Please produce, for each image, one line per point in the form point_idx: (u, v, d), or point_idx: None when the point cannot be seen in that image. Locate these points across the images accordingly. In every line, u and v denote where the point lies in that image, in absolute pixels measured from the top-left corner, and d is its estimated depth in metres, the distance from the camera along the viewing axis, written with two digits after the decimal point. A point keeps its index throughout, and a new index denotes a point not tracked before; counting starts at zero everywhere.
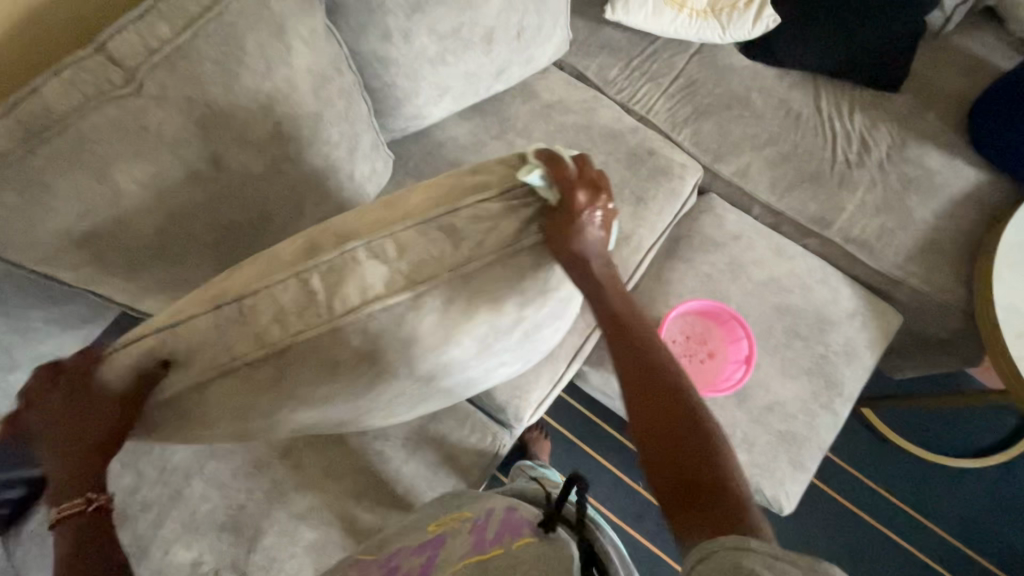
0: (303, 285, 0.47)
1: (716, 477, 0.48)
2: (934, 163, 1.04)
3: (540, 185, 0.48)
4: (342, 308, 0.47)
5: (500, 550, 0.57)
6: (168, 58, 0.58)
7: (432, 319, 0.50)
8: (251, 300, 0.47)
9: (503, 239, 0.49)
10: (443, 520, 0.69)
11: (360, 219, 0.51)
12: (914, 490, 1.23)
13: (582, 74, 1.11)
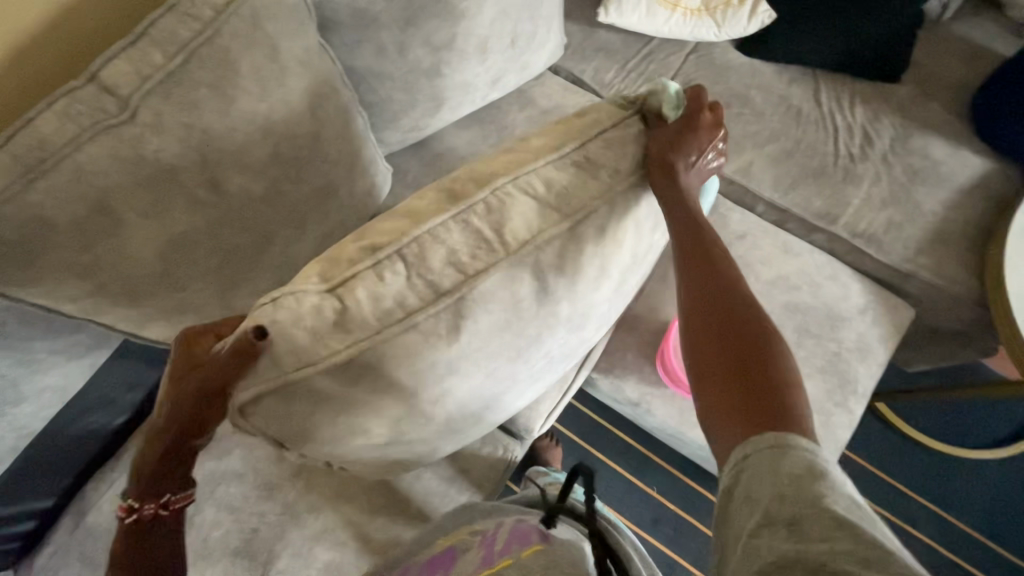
0: (468, 226, 0.51)
1: (776, 358, 0.50)
2: (939, 153, 1.03)
3: (667, 103, 0.61)
4: (515, 239, 0.51)
5: (508, 561, 0.59)
6: (162, 84, 0.57)
7: (536, 274, 0.53)
8: (414, 245, 0.49)
9: (632, 165, 0.58)
10: (454, 534, 0.68)
11: (491, 164, 0.56)
12: (933, 484, 1.21)
13: (578, 78, 1.10)
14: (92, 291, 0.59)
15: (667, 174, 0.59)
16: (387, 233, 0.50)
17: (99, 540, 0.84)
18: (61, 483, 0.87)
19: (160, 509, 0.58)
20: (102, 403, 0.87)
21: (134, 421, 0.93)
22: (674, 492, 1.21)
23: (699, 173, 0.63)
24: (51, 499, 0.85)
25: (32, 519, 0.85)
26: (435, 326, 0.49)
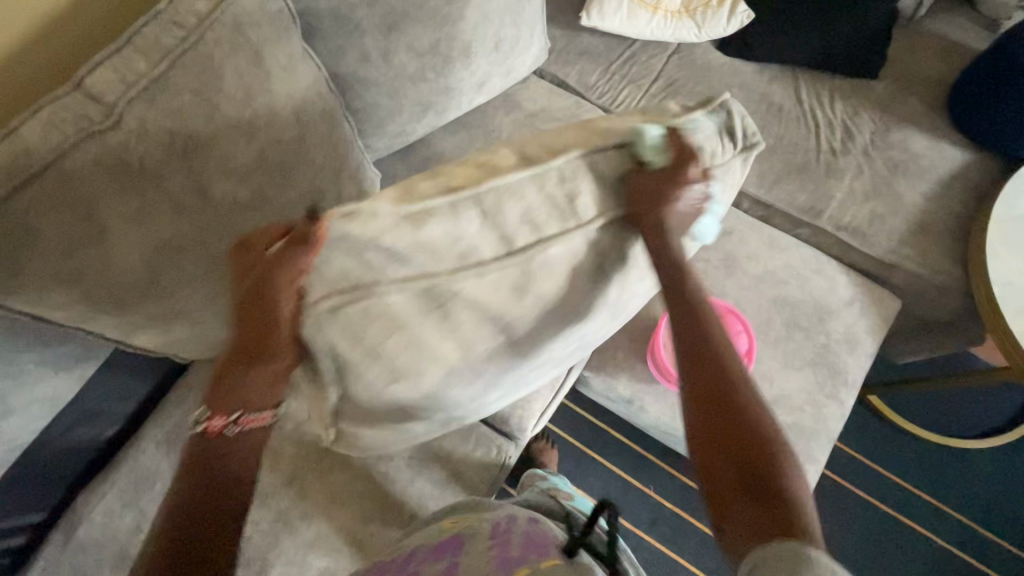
0: (550, 189, 0.50)
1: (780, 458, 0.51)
2: (918, 146, 1.05)
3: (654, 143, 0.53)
4: (580, 208, 0.51)
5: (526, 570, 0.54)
6: (146, 91, 0.58)
7: (598, 241, 0.54)
8: (495, 192, 0.48)
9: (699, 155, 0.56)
10: (457, 524, 0.68)
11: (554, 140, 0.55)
12: (928, 475, 1.21)
13: (563, 81, 1.12)
14: (78, 298, 0.59)
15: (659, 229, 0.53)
16: (462, 177, 0.50)
17: (90, 553, 0.83)
18: (52, 498, 0.87)
19: (229, 425, 0.52)
20: (91, 415, 0.86)
21: (125, 432, 0.93)
22: (671, 491, 1.21)
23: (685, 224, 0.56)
24: (43, 513, 0.86)
25: (22, 534, 0.85)
26: (500, 277, 0.50)
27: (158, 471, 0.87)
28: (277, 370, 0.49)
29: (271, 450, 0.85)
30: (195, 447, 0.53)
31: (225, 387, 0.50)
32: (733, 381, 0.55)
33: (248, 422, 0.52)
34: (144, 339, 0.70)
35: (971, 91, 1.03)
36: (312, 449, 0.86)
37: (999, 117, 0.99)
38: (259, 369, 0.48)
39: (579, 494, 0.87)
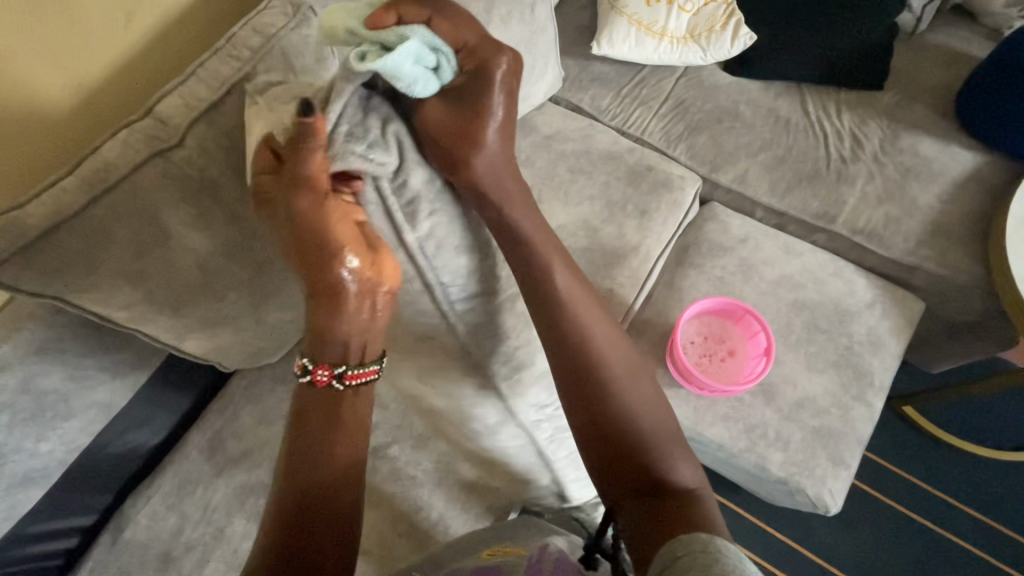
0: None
1: (648, 437, 0.59)
2: (929, 150, 1.07)
3: (414, 77, 0.52)
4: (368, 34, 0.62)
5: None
6: (206, 114, 0.66)
7: None
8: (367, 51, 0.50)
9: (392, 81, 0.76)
10: (495, 552, 0.64)
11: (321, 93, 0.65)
12: (972, 488, 1.17)
13: (578, 106, 1.19)
14: (141, 299, 0.66)
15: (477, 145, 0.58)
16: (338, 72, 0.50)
17: (135, 555, 0.86)
18: (102, 502, 0.90)
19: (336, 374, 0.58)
20: (138, 422, 0.89)
21: (168, 443, 0.96)
22: None
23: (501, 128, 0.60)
24: (94, 515, 0.90)
25: (74, 537, 0.88)
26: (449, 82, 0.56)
27: (201, 476, 0.91)
28: (368, 315, 0.55)
29: None
30: (315, 397, 0.59)
31: (322, 343, 0.57)
32: (607, 387, 0.60)
33: (352, 379, 0.58)
34: (193, 344, 0.76)
35: (980, 98, 1.04)
36: None
37: (1010, 119, 1.01)
38: (350, 311, 0.54)
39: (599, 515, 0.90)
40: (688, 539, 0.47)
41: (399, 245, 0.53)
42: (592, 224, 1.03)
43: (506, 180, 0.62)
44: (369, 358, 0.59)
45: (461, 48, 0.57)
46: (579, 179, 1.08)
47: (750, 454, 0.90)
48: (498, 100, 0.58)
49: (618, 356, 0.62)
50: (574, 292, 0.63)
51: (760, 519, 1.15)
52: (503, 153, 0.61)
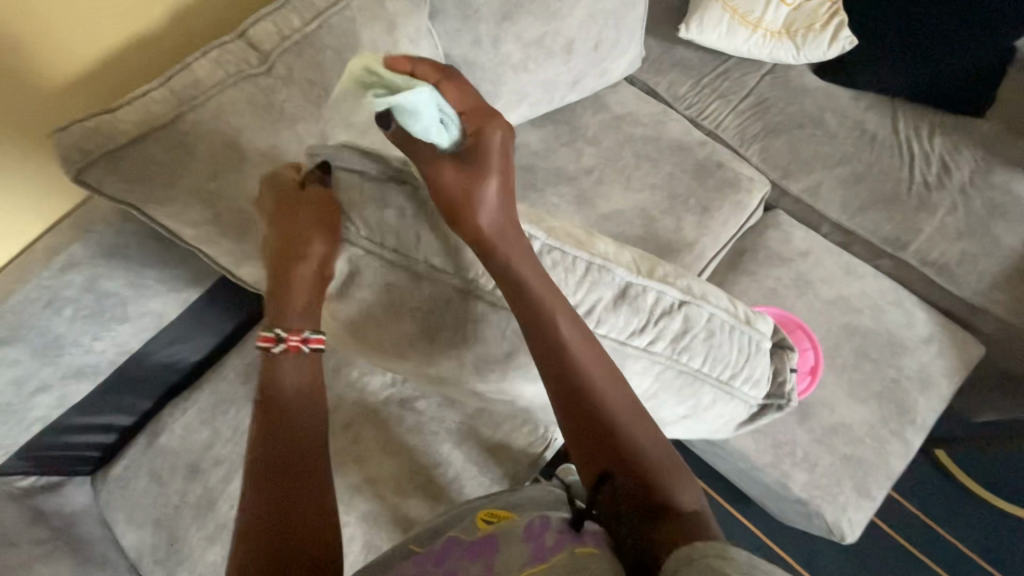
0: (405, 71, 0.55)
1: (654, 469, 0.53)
2: (1022, 190, 1.00)
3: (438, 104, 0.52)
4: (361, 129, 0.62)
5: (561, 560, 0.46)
6: (297, 44, 0.67)
7: None
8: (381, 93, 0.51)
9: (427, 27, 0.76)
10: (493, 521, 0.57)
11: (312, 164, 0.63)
12: (993, 544, 1.13)
13: (653, 90, 1.16)
14: (209, 219, 0.66)
15: (473, 202, 0.55)
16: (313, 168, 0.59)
17: (167, 460, 0.91)
18: (142, 406, 0.95)
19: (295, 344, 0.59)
20: (184, 337, 0.92)
21: (208, 361, 0.99)
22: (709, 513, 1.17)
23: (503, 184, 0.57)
24: (133, 417, 0.94)
25: (113, 434, 0.93)
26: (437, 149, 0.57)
27: (235, 397, 0.95)
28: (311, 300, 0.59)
29: (335, 394, 0.93)
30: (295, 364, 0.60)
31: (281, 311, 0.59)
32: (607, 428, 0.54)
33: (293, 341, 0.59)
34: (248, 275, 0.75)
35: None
36: (370, 401, 0.93)
37: None
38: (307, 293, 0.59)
39: None
40: (678, 556, 0.43)
41: (418, 278, 0.59)
42: (650, 213, 1.01)
43: (512, 233, 0.57)
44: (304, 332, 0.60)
45: (465, 111, 0.56)
46: (644, 165, 1.05)
47: (774, 471, 0.88)
48: (499, 159, 0.57)
49: (620, 385, 0.56)
50: (574, 333, 0.56)
51: (765, 534, 1.15)
52: (507, 206, 0.57)
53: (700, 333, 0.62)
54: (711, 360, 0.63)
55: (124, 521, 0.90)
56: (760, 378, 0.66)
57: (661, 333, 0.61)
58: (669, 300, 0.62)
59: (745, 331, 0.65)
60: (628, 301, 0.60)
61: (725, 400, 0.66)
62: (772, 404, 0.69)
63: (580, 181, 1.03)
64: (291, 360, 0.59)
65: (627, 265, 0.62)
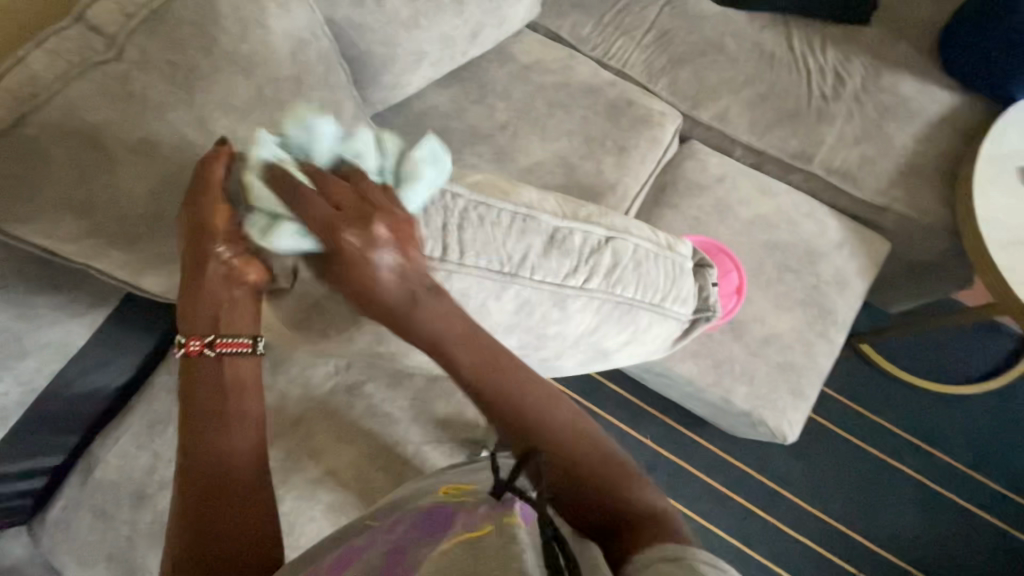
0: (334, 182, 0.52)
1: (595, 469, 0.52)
2: (909, 90, 1.06)
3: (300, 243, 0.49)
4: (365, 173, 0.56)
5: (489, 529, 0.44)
6: (146, 22, 0.61)
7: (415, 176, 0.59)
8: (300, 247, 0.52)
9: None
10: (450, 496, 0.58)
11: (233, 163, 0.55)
12: (918, 419, 1.25)
13: (556, 34, 1.13)
14: (88, 231, 0.60)
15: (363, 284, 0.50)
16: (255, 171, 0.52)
17: (108, 493, 0.86)
18: (69, 443, 0.88)
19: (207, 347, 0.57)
20: (100, 364, 0.85)
21: (134, 384, 0.93)
22: (668, 440, 1.23)
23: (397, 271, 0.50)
24: (61, 457, 0.88)
25: (42, 478, 0.87)
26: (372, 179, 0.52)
27: (170, 416, 0.89)
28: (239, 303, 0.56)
29: (278, 394, 0.90)
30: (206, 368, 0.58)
31: (198, 313, 0.56)
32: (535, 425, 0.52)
33: (224, 348, 0.57)
34: (153, 287, 0.69)
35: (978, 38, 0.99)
36: (316, 395, 0.91)
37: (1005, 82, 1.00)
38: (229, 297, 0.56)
39: None
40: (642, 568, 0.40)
41: None
42: (569, 160, 1.00)
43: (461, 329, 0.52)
44: (236, 332, 0.57)
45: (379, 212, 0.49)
46: (557, 113, 1.03)
47: (717, 389, 0.93)
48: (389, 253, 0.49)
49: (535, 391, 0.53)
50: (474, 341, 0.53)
51: (721, 448, 1.23)
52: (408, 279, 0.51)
53: (630, 264, 0.63)
54: (642, 287, 0.63)
55: (76, 562, 0.85)
56: (688, 296, 0.67)
57: (594, 269, 0.61)
58: (595, 239, 0.62)
59: (669, 256, 0.66)
60: (557, 246, 0.60)
61: (660, 322, 0.66)
62: (702, 317, 0.70)
63: (496, 138, 1.01)
64: (210, 366, 0.58)
65: (552, 211, 0.61)
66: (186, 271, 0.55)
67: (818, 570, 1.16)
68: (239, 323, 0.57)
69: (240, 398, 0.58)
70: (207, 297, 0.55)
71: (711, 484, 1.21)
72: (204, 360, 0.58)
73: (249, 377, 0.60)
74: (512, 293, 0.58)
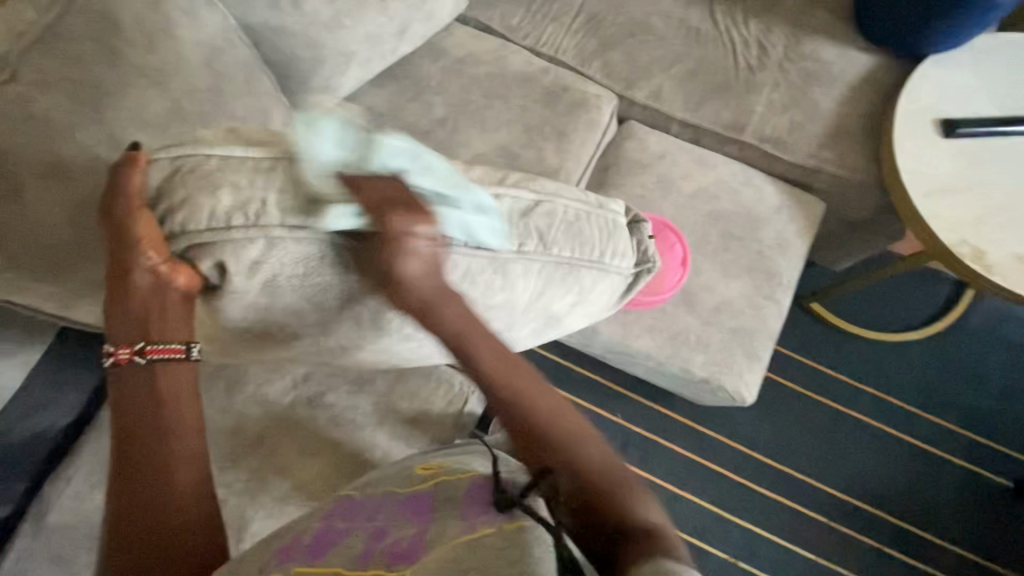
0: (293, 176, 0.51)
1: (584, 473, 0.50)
2: (828, 55, 1.10)
3: (348, 220, 0.48)
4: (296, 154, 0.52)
5: (492, 531, 0.48)
6: (42, 42, 0.59)
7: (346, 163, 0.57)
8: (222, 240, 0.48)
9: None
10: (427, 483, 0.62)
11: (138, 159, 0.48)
12: (871, 369, 1.31)
13: (487, 26, 1.14)
14: (7, 264, 0.58)
15: (416, 287, 0.51)
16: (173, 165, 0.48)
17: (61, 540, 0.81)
18: (17, 491, 0.83)
19: (137, 356, 0.53)
20: (41, 404, 0.82)
21: (82, 421, 0.89)
22: (638, 416, 1.26)
23: (433, 260, 0.51)
24: (9, 507, 0.83)
25: None
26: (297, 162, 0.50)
27: None
28: (168, 308, 0.52)
29: (236, 414, 0.87)
30: (131, 380, 0.55)
31: (121, 320, 0.53)
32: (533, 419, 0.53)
33: (154, 355, 0.54)
34: (89, 316, 0.66)
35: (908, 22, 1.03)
36: (276, 411, 0.88)
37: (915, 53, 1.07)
38: (159, 306, 0.52)
39: None
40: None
41: (276, 244, 0.49)
42: (511, 150, 1.01)
43: (467, 325, 0.53)
44: (165, 339, 0.54)
45: (383, 204, 0.47)
46: (494, 104, 1.04)
47: (676, 359, 0.96)
48: (416, 249, 0.49)
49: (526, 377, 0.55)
50: (474, 327, 0.54)
51: (689, 418, 1.26)
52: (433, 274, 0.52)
53: (561, 223, 0.60)
54: (578, 245, 0.61)
55: None
56: (627, 250, 0.65)
57: (525, 233, 0.59)
58: (523, 202, 0.60)
59: (602, 213, 0.64)
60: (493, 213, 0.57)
61: (601, 280, 0.64)
62: (642, 271, 0.66)
63: (436, 134, 1.01)
64: (139, 372, 0.55)
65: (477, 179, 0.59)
66: (111, 282, 0.52)
67: (790, 523, 1.21)
68: (173, 329, 0.53)
69: (176, 406, 0.56)
70: (133, 306, 0.52)
71: (683, 454, 1.24)
72: (133, 369, 0.55)
73: (185, 384, 0.57)
74: (451, 263, 0.56)
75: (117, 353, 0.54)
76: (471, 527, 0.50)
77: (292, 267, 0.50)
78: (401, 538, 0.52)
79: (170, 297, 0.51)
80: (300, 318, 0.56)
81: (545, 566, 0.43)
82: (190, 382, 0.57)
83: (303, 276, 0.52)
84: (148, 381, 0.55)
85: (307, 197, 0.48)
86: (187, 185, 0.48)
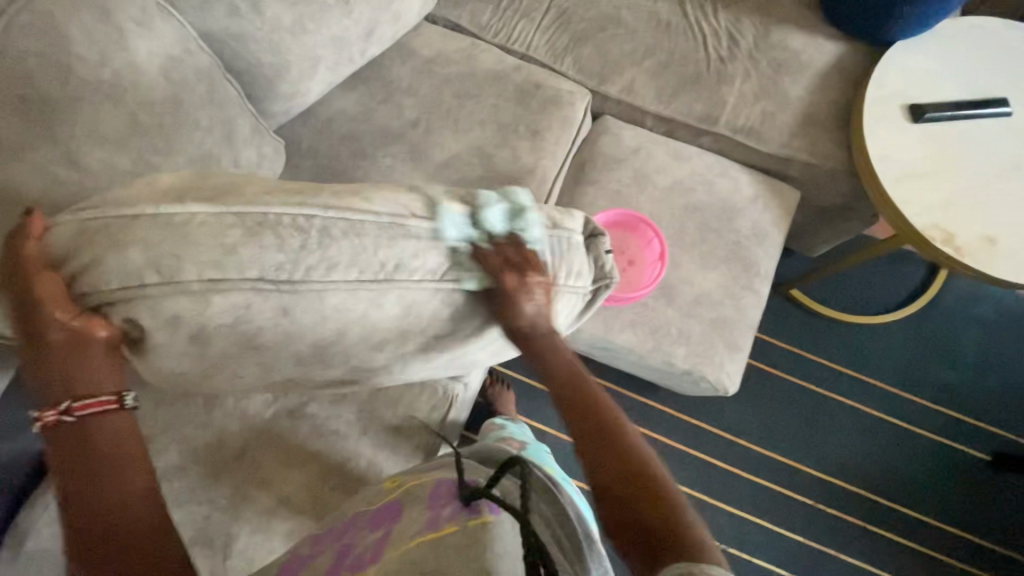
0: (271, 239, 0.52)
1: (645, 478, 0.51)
2: (797, 43, 1.11)
3: (474, 286, 0.55)
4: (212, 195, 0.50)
5: (455, 528, 0.54)
6: None
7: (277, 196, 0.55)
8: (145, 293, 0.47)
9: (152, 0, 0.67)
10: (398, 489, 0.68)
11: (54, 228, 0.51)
12: (851, 352, 1.33)
13: (457, 25, 1.12)
14: None
15: (523, 330, 0.57)
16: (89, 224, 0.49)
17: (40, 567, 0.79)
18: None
19: (64, 415, 0.49)
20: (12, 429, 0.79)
21: None
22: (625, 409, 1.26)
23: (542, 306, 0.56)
24: None
25: None
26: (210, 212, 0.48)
27: None
28: (91, 364, 0.50)
29: (216, 429, 0.86)
30: (61, 441, 0.50)
31: (44, 384, 0.50)
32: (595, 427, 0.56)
33: (83, 410, 0.49)
34: None
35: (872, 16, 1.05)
36: (257, 424, 0.87)
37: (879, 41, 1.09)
38: (79, 363, 0.50)
39: (533, 441, 0.90)
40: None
41: (202, 297, 0.48)
42: (485, 150, 1.00)
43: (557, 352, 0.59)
44: (98, 390, 0.50)
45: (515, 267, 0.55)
46: (466, 104, 1.02)
47: (658, 353, 0.96)
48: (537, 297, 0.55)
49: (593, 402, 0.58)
50: (558, 352, 0.59)
51: (675, 409, 1.27)
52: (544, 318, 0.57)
53: (516, 246, 0.56)
54: (532, 266, 0.57)
55: None
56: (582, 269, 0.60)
57: (475, 260, 0.54)
58: (472, 230, 0.54)
59: (558, 232, 0.59)
60: (432, 243, 0.53)
61: (557, 302, 0.60)
62: (600, 287, 0.62)
63: (408, 136, 0.99)
64: (71, 434, 0.50)
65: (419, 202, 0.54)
66: (26, 349, 0.50)
67: (777, 507, 1.23)
68: (100, 381, 0.51)
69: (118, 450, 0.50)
70: (51, 369, 0.50)
71: (670, 445, 1.25)
72: (61, 432, 0.50)
73: (126, 434, 0.51)
74: (390, 298, 0.53)
75: (41, 420, 0.50)
76: (434, 523, 0.56)
77: (223, 314, 0.50)
78: (363, 550, 0.57)
79: (94, 352, 0.50)
80: (237, 359, 0.56)
81: (500, 563, 0.50)
82: (132, 436, 0.51)
83: (235, 323, 0.51)
84: (80, 442, 0.49)
85: (458, 261, 0.54)
86: (103, 242, 0.47)
